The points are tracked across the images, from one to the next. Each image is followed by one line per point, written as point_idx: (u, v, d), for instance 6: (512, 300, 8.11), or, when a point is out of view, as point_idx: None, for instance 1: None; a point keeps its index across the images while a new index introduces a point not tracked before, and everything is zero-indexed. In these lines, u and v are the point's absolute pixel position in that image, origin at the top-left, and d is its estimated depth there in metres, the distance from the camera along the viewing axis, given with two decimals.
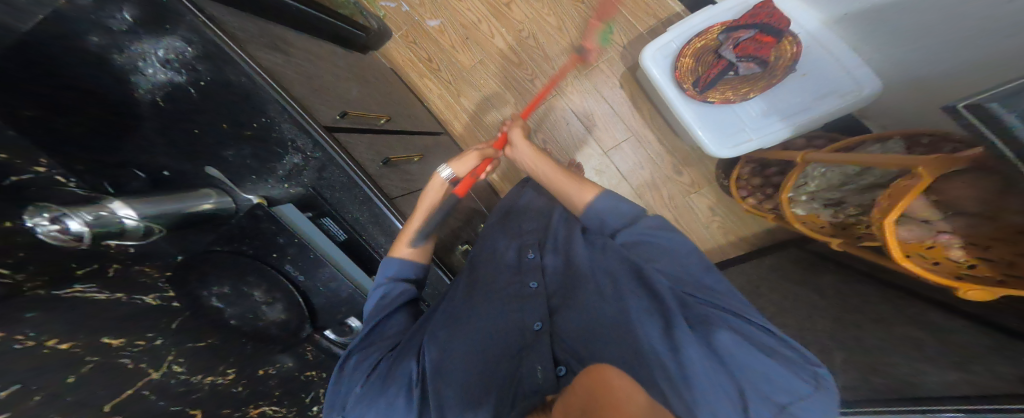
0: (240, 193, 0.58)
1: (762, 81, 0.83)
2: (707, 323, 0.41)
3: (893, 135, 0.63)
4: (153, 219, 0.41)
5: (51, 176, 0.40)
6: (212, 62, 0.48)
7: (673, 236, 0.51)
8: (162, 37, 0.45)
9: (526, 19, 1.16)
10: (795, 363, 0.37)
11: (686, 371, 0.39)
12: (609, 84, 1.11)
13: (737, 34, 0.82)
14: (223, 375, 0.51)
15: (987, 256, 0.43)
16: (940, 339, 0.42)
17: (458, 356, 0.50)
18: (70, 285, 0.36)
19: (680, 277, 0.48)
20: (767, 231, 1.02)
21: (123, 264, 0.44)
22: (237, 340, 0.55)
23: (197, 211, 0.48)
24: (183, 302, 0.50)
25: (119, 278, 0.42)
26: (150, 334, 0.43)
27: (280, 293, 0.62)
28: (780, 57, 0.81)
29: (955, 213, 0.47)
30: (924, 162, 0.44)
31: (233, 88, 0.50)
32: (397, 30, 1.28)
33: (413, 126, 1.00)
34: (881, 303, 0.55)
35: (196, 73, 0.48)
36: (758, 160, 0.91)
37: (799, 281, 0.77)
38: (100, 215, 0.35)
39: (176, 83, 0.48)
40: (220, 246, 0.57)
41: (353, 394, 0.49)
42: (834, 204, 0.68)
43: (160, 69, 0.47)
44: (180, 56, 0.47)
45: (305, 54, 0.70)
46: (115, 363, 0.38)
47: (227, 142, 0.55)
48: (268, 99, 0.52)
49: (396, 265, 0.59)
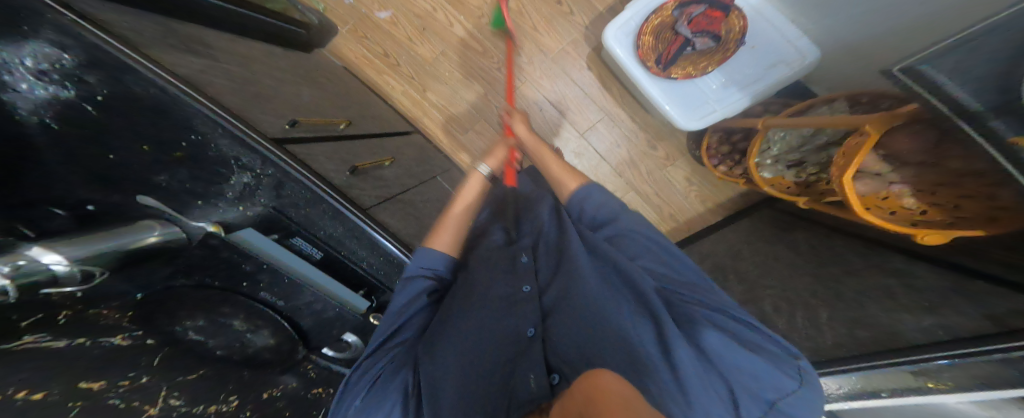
0: (191, 221, 0.51)
1: (716, 56, 0.83)
2: (693, 323, 0.41)
3: (837, 96, 0.65)
4: (87, 261, 0.35)
5: None
6: (105, 70, 0.39)
7: (655, 232, 0.55)
8: (24, 42, 0.34)
9: (483, 4, 1.11)
10: (780, 357, 0.37)
11: (679, 374, 0.38)
12: (576, 66, 1.09)
13: (690, 10, 0.80)
14: (226, 403, 0.51)
15: (934, 201, 0.46)
16: (913, 287, 0.45)
17: (452, 362, 0.48)
18: (20, 338, 0.33)
19: (669, 275, 0.50)
20: (740, 195, 1.06)
21: (74, 309, 0.39)
22: (234, 368, 0.54)
23: (143, 245, 0.41)
24: (159, 338, 0.46)
25: (73, 323, 0.38)
26: (133, 372, 0.41)
27: (262, 320, 0.56)
28: (730, 31, 0.81)
29: (902, 164, 0.50)
30: (870, 119, 0.46)
31: (147, 104, 0.43)
32: (345, 25, 1.20)
33: (378, 127, 0.95)
34: (854, 254, 0.59)
35: (87, 85, 0.39)
36: (724, 129, 0.93)
37: (776, 240, 0.80)
38: (19, 264, 0.29)
39: (63, 100, 0.38)
40: (182, 280, 0.50)
41: (353, 406, 0.47)
42: (795, 164, 0.70)
43: (37, 84, 0.36)
44: (58, 65, 0.36)
45: (235, 57, 0.63)
46: (106, 404, 0.36)
47: (158, 168, 0.46)
48: (186, 110, 0.45)
49: (430, 256, 0.61)
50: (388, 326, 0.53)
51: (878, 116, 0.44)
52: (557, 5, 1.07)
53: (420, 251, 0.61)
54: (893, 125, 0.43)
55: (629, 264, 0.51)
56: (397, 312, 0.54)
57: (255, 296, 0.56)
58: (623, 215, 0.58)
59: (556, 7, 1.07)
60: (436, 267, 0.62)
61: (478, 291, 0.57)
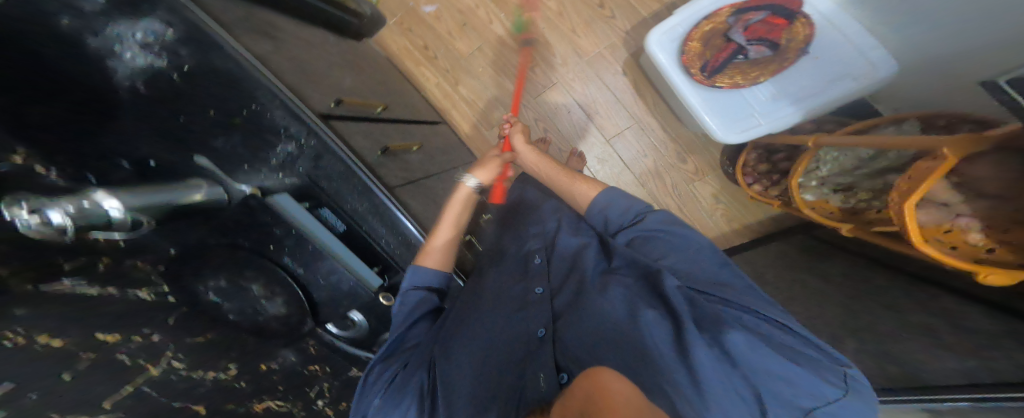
0: (232, 184, 0.54)
1: (772, 64, 0.81)
2: (716, 323, 0.38)
3: (906, 116, 0.58)
4: (141, 210, 0.39)
5: (29, 166, 0.33)
6: (196, 45, 0.47)
7: (680, 227, 0.50)
8: (140, 19, 0.43)
9: (524, 4, 1.13)
10: (822, 363, 0.32)
11: (697, 376, 0.36)
12: (612, 71, 1.08)
13: (748, 16, 0.79)
14: (224, 370, 0.49)
15: (1007, 239, 0.40)
16: (960, 327, 0.41)
17: (467, 366, 0.51)
18: (58, 281, 0.34)
19: (689, 273, 0.46)
20: (772, 218, 1.01)
21: (114, 259, 0.41)
22: (239, 336, 0.54)
23: (189, 203, 0.46)
24: (180, 297, 0.48)
25: (112, 271, 0.40)
26: (145, 330, 0.41)
27: (279, 288, 0.60)
28: (791, 41, 0.78)
29: (979, 193, 0.43)
30: (950, 140, 0.37)
31: (220, 76, 0.50)
32: (392, 18, 1.25)
33: (409, 115, 0.97)
34: (896, 289, 0.54)
35: (178, 57, 0.46)
36: (765, 147, 0.89)
37: (808, 268, 0.76)
38: (83, 207, 0.32)
39: (154, 68, 0.45)
40: (216, 239, 0.53)
41: (370, 405, 0.50)
42: (843, 189, 0.66)
43: (138, 53, 0.43)
44: (160, 39, 0.45)
45: (293, 39, 0.67)
46: (113, 359, 0.37)
47: (215, 131, 0.52)
48: (259, 84, 0.51)
49: (423, 273, 0.57)
50: (396, 331, 0.55)
51: (963, 136, 0.36)
52: (599, 9, 1.07)
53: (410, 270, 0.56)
54: (979, 148, 0.35)
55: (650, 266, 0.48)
56: (399, 321, 0.55)
57: (278, 260, 0.61)
58: (648, 216, 0.53)
59: (598, 11, 1.07)
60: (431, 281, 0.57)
61: (485, 296, 0.60)
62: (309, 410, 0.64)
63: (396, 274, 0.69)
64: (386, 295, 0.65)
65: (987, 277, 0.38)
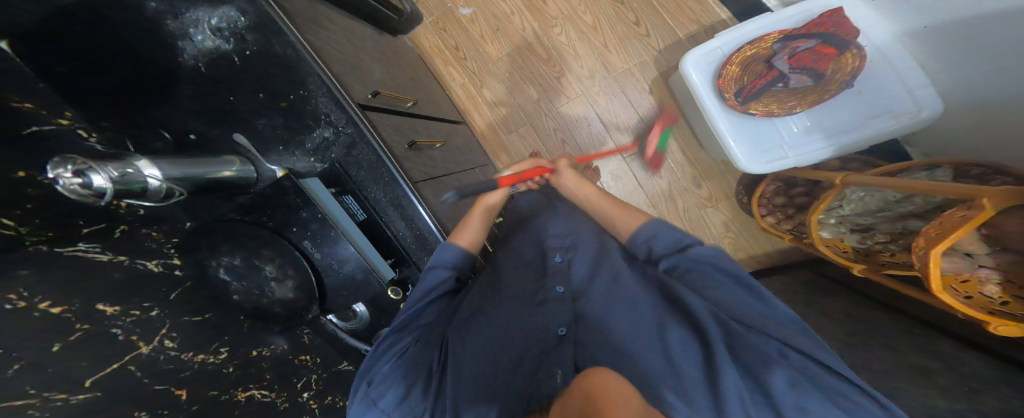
0: (264, 163, 0.63)
1: (811, 95, 0.79)
2: (763, 359, 0.36)
3: (941, 162, 0.57)
4: (175, 181, 0.45)
5: (73, 129, 0.43)
6: (262, 32, 0.51)
7: (732, 265, 0.45)
8: (219, 6, 0.48)
9: (560, 15, 1.15)
10: (869, 414, 0.31)
11: (723, 402, 0.36)
12: (638, 88, 1.10)
13: (796, 44, 0.78)
14: (216, 354, 0.47)
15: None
16: (956, 371, 0.42)
17: (478, 346, 0.52)
18: (72, 244, 0.38)
19: (732, 304, 0.43)
20: (779, 251, 1.01)
21: (132, 227, 0.46)
22: (235, 318, 0.51)
23: (220, 177, 0.52)
24: (189, 272, 0.49)
25: (125, 238, 0.44)
26: (147, 304, 0.42)
27: (292, 270, 0.58)
28: (838, 71, 0.77)
29: (1006, 248, 0.42)
30: (986, 190, 0.37)
31: (278, 62, 0.54)
32: (429, 16, 1.27)
33: (434, 113, 1.00)
34: (897, 332, 0.55)
35: (244, 42, 0.52)
36: (785, 180, 0.88)
37: (808, 303, 0.76)
38: (125, 172, 0.39)
39: (221, 50, 0.53)
40: (237, 216, 0.60)
41: (379, 371, 0.50)
42: (861, 230, 0.66)
43: (209, 36, 0.51)
44: (231, 25, 0.51)
45: (337, 31, 0.70)
46: (105, 332, 0.37)
47: (263, 113, 0.59)
48: (310, 71, 0.55)
49: (450, 250, 0.61)
50: (409, 310, 0.54)
51: (996, 188, 0.36)
52: (635, 25, 1.08)
53: (443, 244, 0.61)
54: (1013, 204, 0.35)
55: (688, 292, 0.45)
56: (415, 299, 0.56)
57: (298, 243, 0.61)
58: (694, 246, 0.47)
59: (634, 27, 1.09)
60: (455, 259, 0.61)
61: (513, 297, 0.58)
62: (295, 402, 0.57)
63: (407, 267, 0.69)
64: (395, 289, 0.65)
65: (997, 327, 0.38)
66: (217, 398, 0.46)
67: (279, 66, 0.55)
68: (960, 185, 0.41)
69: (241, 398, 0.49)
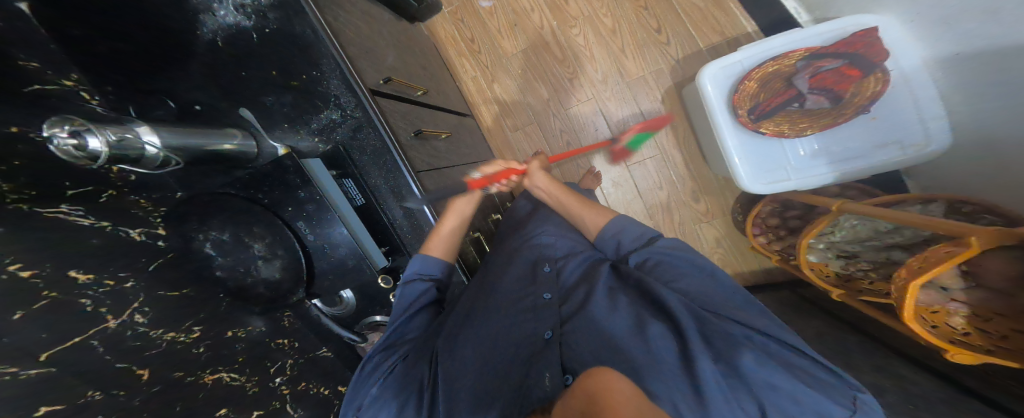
0: (268, 140, 0.61)
1: (825, 119, 0.81)
2: (728, 341, 0.39)
3: (935, 197, 0.58)
4: (173, 150, 0.45)
5: (77, 92, 0.46)
6: (282, 11, 0.50)
7: (694, 255, 0.51)
8: None
9: (581, 16, 1.14)
10: (833, 386, 0.34)
11: (702, 391, 0.37)
12: (651, 96, 1.10)
13: (820, 63, 0.77)
14: (187, 332, 0.46)
15: (984, 327, 0.42)
16: (905, 390, 0.44)
17: (472, 356, 0.53)
18: (57, 206, 0.39)
19: (698, 292, 0.47)
20: (764, 271, 1.03)
21: (120, 192, 0.48)
22: (213, 295, 0.53)
23: (220, 151, 0.51)
24: (172, 243, 0.52)
25: (113, 203, 0.46)
26: (123, 274, 0.43)
27: (281, 250, 0.57)
28: (858, 95, 0.77)
29: (978, 284, 0.43)
30: (979, 230, 0.37)
31: (294, 40, 0.53)
32: (448, 5, 1.26)
33: (444, 103, 1.00)
34: (860, 352, 0.57)
35: (264, 20, 0.51)
36: (781, 202, 0.89)
37: (784, 321, 0.78)
38: (123, 138, 0.38)
39: (240, 27, 0.52)
40: (234, 192, 0.60)
41: (367, 397, 0.51)
42: (847, 256, 0.68)
43: (231, 12, 0.51)
44: (253, 2, 0.50)
45: (357, 11, 0.69)
46: (74, 302, 0.36)
47: (272, 89, 0.58)
48: (326, 54, 0.54)
49: (427, 263, 0.60)
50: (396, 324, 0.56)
51: (991, 228, 0.36)
52: (655, 33, 1.09)
53: (418, 256, 0.61)
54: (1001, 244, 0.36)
55: (654, 282, 0.50)
56: (399, 310, 0.58)
57: (292, 224, 0.59)
58: (658, 239, 0.55)
59: (654, 35, 1.09)
60: (434, 271, 0.61)
61: (502, 297, 0.61)
62: (266, 386, 0.54)
63: (401, 257, 0.68)
64: (386, 278, 0.63)
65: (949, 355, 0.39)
66: (180, 379, 0.42)
67: (295, 45, 0.53)
68: (949, 221, 0.42)
69: (210, 380, 0.46)
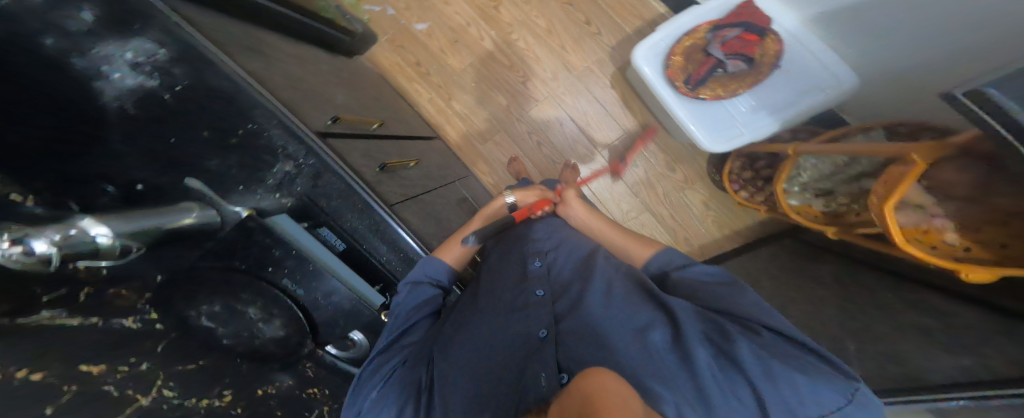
0: (225, 205, 0.53)
1: (749, 77, 0.86)
2: (725, 334, 0.40)
3: (874, 126, 0.60)
4: (128, 236, 0.37)
5: (8, 196, 0.33)
6: (189, 64, 0.48)
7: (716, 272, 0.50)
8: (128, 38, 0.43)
9: (514, 21, 1.18)
10: (828, 375, 0.34)
11: (700, 380, 0.37)
12: (599, 84, 1.13)
13: (724, 33, 0.85)
14: (219, 397, 0.46)
15: (978, 238, 0.41)
16: (949, 326, 0.42)
17: (466, 366, 0.50)
18: (38, 312, 0.33)
19: (704, 293, 0.47)
20: (758, 223, 1.04)
21: (96, 287, 0.39)
22: (233, 361, 0.50)
23: (179, 226, 0.44)
24: (168, 324, 0.45)
25: (91, 301, 0.38)
26: (134, 359, 0.39)
27: (277, 310, 0.55)
28: (765, 54, 0.85)
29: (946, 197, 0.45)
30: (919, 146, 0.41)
31: (217, 95, 0.51)
32: (384, 35, 1.28)
33: (405, 130, 0.99)
34: (884, 289, 0.56)
35: (171, 77, 0.47)
36: (747, 155, 0.91)
37: (798, 270, 0.78)
38: (69, 234, 0.31)
39: (146, 88, 0.45)
40: (208, 262, 0.51)
41: (367, 399, 0.48)
42: (823, 194, 0.69)
43: (127, 72, 0.43)
44: (150, 59, 0.45)
45: (286, 58, 0.70)
46: (98, 390, 0.34)
47: (210, 151, 0.51)
48: (255, 104, 0.53)
49: (434, 267, 0.60)
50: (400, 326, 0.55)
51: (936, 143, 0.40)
52: (585, 25, 1.13)
53: (427, 259, 0.60)
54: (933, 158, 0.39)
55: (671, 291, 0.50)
56: (405, 314, 0.56)
57: (275, 283, 0.56)
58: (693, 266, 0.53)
59: (585, 27, 1.13)
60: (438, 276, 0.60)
61: (500, 301, 0.58)
62: None
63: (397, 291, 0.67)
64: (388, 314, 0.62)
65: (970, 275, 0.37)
66: None
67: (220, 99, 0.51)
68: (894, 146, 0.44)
69: None
